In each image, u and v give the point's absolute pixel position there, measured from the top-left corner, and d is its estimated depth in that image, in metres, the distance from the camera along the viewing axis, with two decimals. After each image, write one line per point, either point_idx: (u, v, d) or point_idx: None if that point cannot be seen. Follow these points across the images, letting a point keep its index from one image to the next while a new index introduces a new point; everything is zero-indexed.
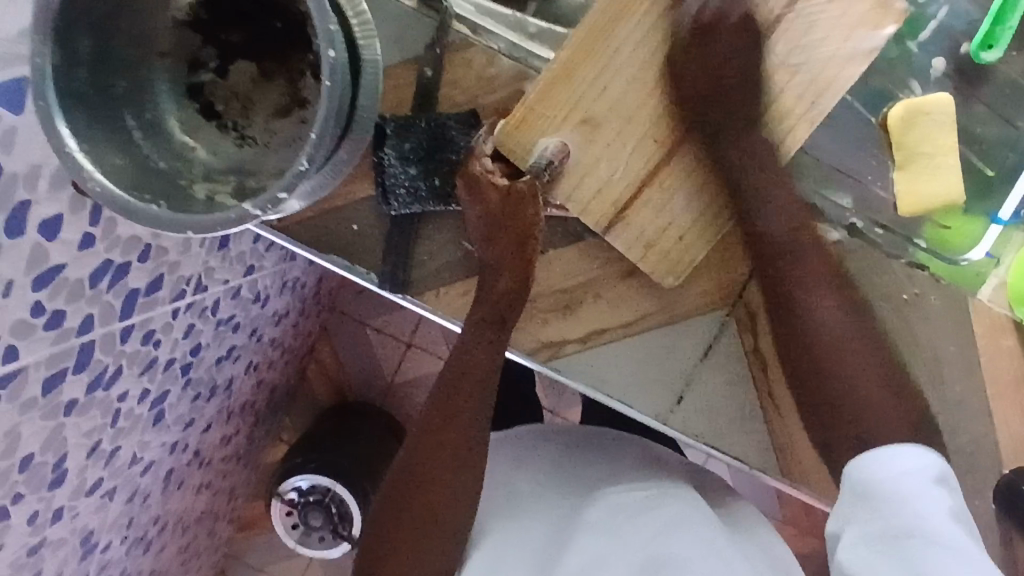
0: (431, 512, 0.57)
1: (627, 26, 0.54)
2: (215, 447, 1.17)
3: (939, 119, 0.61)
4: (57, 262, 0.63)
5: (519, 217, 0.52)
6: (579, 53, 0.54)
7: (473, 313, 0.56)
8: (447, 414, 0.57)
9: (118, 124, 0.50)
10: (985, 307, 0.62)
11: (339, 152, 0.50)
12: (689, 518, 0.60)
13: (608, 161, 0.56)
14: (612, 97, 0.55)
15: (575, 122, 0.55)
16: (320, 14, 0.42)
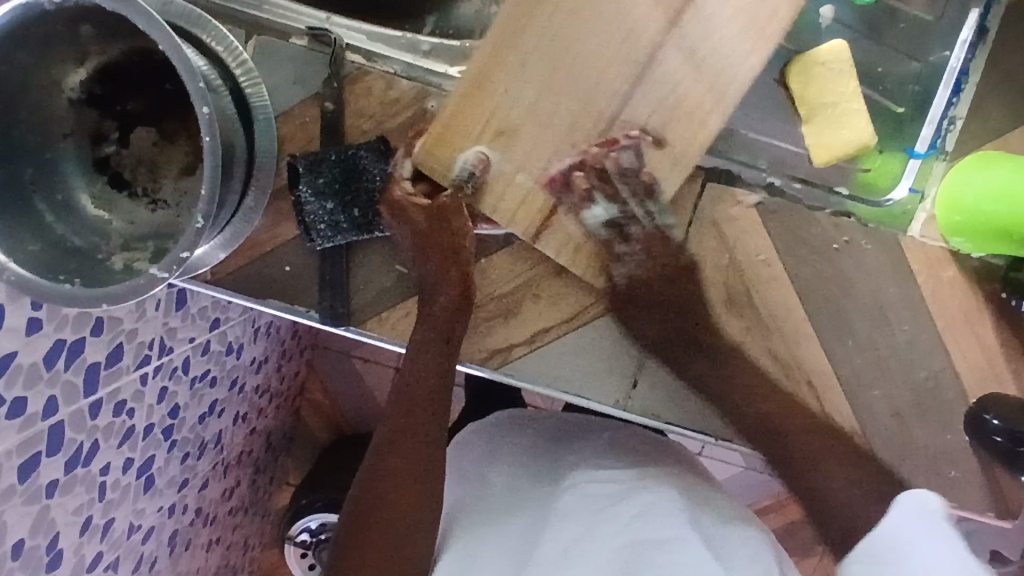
0: (400, 509, 0.56)
1: (530, 36, 0.55)
2: (217, 503, 1.18)
3: (840, 68, 0.59)
4: (8, 350, 0.64)
5: (447, 227, 0.57)
6: (487, 63, 0.55)
7: (416, 332, 0.59)
8: (409, 416, 0.58)
9: (29, 209, 0.50)
10: (917, 244, 0.61)
11: (246, 199, 0.60)
12: (660, 502, 0.59)
13: (527, 164, 0.57)
14: (525, 103, 0.56)
15: (491, 134, 0.56)
16: (189, 74, 0.43)
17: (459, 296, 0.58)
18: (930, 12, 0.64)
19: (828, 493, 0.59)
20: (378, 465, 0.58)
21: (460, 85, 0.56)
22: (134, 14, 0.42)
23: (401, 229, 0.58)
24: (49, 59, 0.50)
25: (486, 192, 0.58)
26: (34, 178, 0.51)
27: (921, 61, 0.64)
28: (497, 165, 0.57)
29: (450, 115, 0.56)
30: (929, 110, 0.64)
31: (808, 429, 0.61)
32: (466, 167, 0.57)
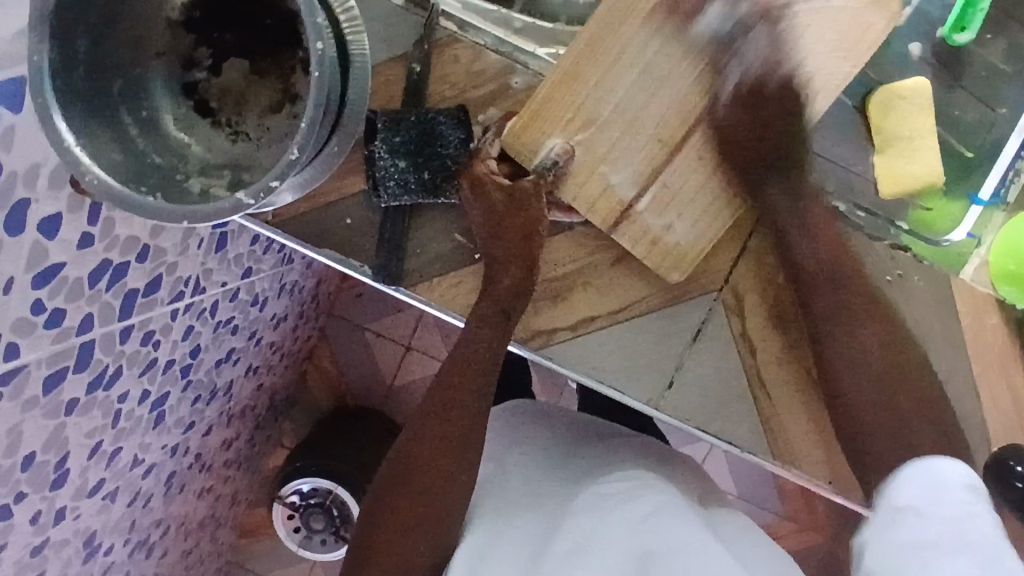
0: (434, 486, 0.57)
1: (631, 26, 0.54)
2: (215, 452, 1.18)
3: (918, 103, 0.61)
4: (58, 260, 0.64)
5: (524, 212, 0.57)
6: (585, 46, 0.55)
7: (477, 306, 0.59)
8: (452, 393, 0.59)
9: (116, 120, 0.51)
10: (966, 285, 0.63)
11: (331, 143, 0.55)
12: (673, 507, 0.60)
13: (609, 151, 0.57)
14: (619, 96, 0.55)
15: (578, 123, 0.56)
16: (308, 9, 0.44)
17: (525, 277, 0.57)
18: (1009, 63, 0.66)
19: (879, 439, 0.58)
20: (416, 436, 0.59)
21: (558, 67, 0.56)
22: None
23: (476, 206, 0.58)
24: None
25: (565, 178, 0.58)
26: (122, 92, 0.52)
27: (994, 109, 0.65)
28: (578, 155, 0.57)
29: (541, 99, 0.56)
30: (998, 159, 0.65)
31: (878, 374, 0.59)
32: (551, 151, 0.56)
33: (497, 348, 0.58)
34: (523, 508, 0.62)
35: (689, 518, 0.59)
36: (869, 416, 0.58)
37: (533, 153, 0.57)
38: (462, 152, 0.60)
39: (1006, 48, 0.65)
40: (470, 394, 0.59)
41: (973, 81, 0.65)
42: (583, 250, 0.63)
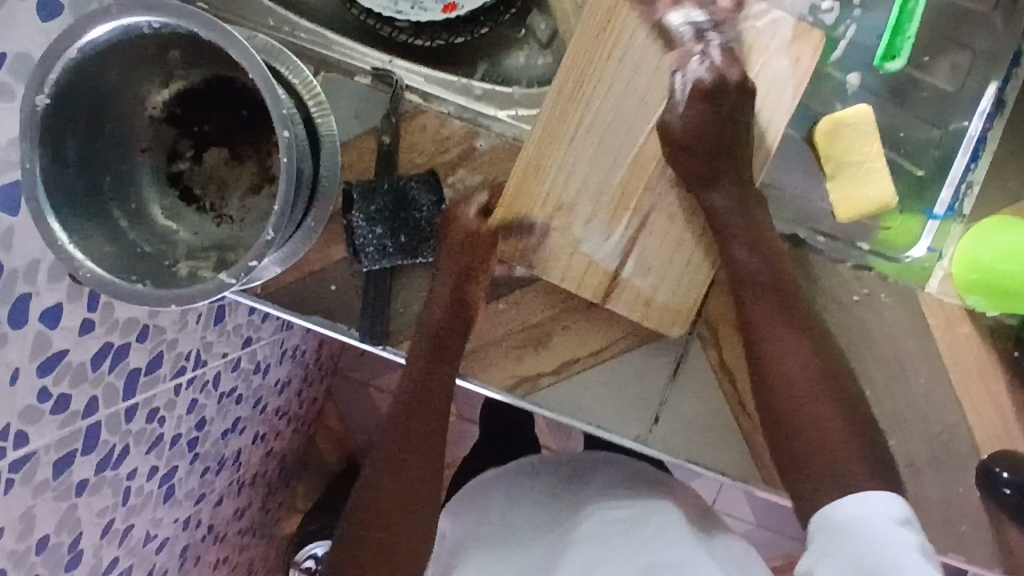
0: (401, 519, 0.58)
1: (587, 109, 0.58)
2: (228, 521, 1.19)
3: (863, 128, 0.62)
4: (61, 347, 0.67)
5: (472, 257, 0.61)
6: (547, 128, 0.58)
7: (428, 332, 0.62)
8: (413, 422, 0.61)
9: (105, 214, 0.54)
10: (934, 300, 0.64)
11: (308, 220, 0.59)
12: (669, 530, 0.62)
13: (582, 229, 0.60)
14: (580, 174, 0.59)
15: (552, 209, 0.60)
16: (274, 100, 0.48)
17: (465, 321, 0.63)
18: (950, 87, 0.66)
19: (811, 423, 0.55)
20: (378, 477, 0.60)
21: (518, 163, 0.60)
22: (230, 43, 0.48)
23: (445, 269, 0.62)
24: (136, 79, 0.55)
25: (548, 262, 0.61)
26: (110, 187, 0.56)
27: (942, 129, 0.66)
28: (558, 241, 0.60)
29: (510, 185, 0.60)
30: (949, 172, 0.66)
31: (798, 376, 0.56)
32: (534, 243, 0.61)
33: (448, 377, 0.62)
34: (519, 547, 0.64)
35: (685, 539, 0.61)
36: (811, 409, 0.55)
37: (515, 251, 0.61)
38: (436, 214, 0.63)
39: (948, 69, 0.66)
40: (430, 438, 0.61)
41: (919, 103, 0.66)
42: (547, 307, 0.66)
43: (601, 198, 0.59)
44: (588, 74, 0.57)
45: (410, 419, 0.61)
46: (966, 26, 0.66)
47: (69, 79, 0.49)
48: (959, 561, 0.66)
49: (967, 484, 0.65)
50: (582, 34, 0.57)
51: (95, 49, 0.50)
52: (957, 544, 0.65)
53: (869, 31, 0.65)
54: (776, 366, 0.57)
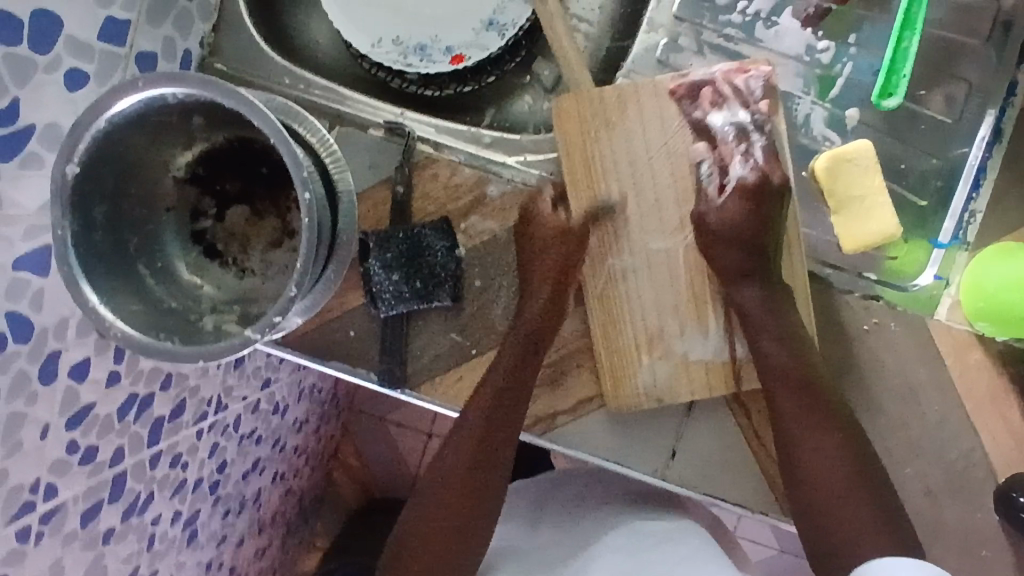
0: (451, 557, 0.60)
1: (631, 229, 0.63)
2: (249, 561, 1.19)
3: (864, 162, 0.63)
4: (89, 400, 0.69)
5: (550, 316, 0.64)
6: (599, 281, 0.64)
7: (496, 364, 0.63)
8: (488, 445, 0.63)
9: (133, 274, 0.57)
10: (944, 327, 0.65)
11: (328, 271, 0.60)
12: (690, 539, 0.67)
13: (681, 343, 0.64)
14: (654, 295, 0.64)
15: (646, 346, 0.64)
16: (295, 166, 0.50)
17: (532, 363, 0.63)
18: (949, 115, 0.67)
19: (841, 510, 0.58)
20: (430, 514, 0.62)
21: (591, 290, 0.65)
22: (250, 110, 0.50)
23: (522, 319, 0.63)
24: (160, 145, 0.57)
25: (664, 367, 0.64)
26: (137, 247, 0.58)
27: (941, 158, 0.66)
28: (669, 369, 0.64)
29: (556, 287, 0.64)
30: (951, 204, 0.66)
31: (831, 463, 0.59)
32: (650, 382, 0.64)
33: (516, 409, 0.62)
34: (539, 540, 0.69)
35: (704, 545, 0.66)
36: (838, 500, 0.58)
37: (639, 397, 0.64)
38: (450, 259, 0.65)
39: (944, 100, 0.67)
40: (486, 485, 0.63)
41: (914, 135, 0.66)
42: (596, 387, 0.67)
43: (677, 308, 0.64)
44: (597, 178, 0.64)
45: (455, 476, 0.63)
46: (958, 57, 0.67)
47: (98, 146, 0.52)
48: None
49: (986, 510, 0.65)
50: (574, 195, 0.64)
51: (122, 118, 0.52)
52: (978, 569, 0.65)
53: (865, 68, 0.65)
54: (811, 447, 0.60)
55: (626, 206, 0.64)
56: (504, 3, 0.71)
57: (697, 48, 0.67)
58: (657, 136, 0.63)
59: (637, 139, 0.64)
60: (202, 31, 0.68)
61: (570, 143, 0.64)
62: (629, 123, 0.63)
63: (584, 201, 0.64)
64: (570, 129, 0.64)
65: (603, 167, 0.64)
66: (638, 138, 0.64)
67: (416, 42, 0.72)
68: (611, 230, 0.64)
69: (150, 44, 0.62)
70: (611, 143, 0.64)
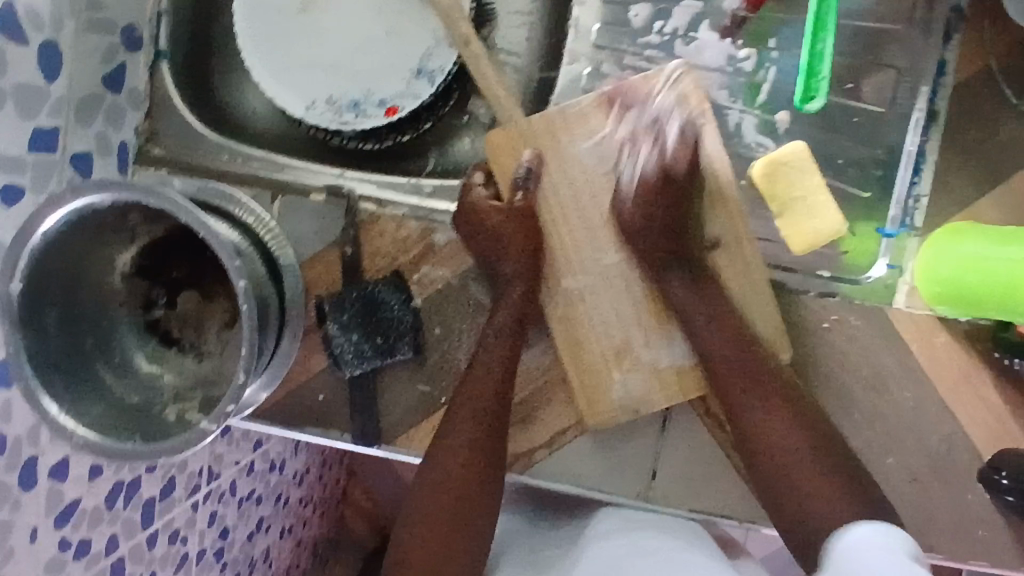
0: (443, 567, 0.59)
1: (576, 251, 0.64)
2: None
3: (801, 164, 0.63)
4: (73, 497, 0.69)
5: (506, 336, 0.63)
6: (556, 305, 0.64)
7: (460, 392, 0.63)
8: (472, 466, 0.61)
9: (92, 375, 0.57)
10: (904, 314, 0.65)
11: (269, 340, 0.60)
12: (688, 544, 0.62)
13: (648, 352, 0.64)
14: (611, 312, 0.64)
15: (615, 360, 0.64)
16: (229, 255, 0.51)
17: (502, 382, 0.62)
18: (881, 105, 0.67)
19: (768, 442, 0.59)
20: (414, 537, 0.60)
21: (551, 316, 0.65)
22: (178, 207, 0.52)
23: (488, 342, 0.63)
24: (102, 245, 0.59)
25: (639, 380, 0.64)
26: (94, 346, 0.58)
27: (878, 148, 0.67)
28: (642, 379, 0.64)
29: (524, 319, 0.64)
30: (895, 190, 0.67)
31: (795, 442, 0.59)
32: (626, 396, 0.64)
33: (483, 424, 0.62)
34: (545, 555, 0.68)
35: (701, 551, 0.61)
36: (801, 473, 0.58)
37: (616, 411, 0.64)
38: (406, 311, 0.66)
39: (874, 90, 0.67)
40: (473, 514, 0.61)
41: (849, 129, 0.68)
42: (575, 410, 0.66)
43: (639, 318, 0.64)
44: (539, 206, 0.64)
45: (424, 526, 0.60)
46: (883, 45, 0.67)
47: (38, 260, 0.52)
48: (986, 568, 0.64)
49: (976, 490, 0.64)
50: (519, 216, 0.63)
51: (56, 230, 0.53)
52: (979, 552, 0.64)
53: (790, 71, 0.66)
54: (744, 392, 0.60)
55: (573, 227, 0.64)
56: (429, 50, 0.72)
57: (620, 74, 0.69)
58: (588, 166, 0.64)
59: (572, 162, 0.64)
60: (135, 120, 0.70)
61: (503, 176, 0.65)
62: (559, 148, 0.63)
63: (529, 230, 0.64)
64: (503, 162, 0.65)
65: (542, 192, 0.64)
66: (574, 161, 0.64)
67: (350, 98, 0.72)
68: (562, 253, 0.65)
69: (83, 144, 0.64)
70: (547, 169, 0.64)
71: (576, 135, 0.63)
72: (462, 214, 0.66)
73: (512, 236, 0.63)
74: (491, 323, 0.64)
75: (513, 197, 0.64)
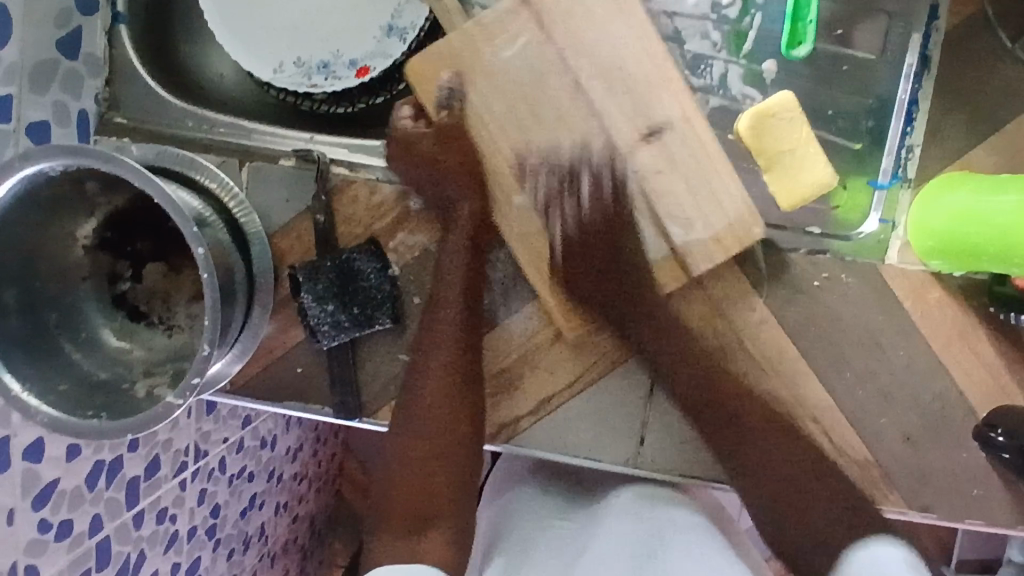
0: (420, 507, 0.62)
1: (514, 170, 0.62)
2: None
3: (789, 116, 0.61)
4: (51, 478, 0.66)
5: (464, 263, 0.63)
6: (517, 219, 0.63)
7: (416, 337, 0.64)
8: (435, 412, 0.63)
9: (57, 351, 0.55)
10: (896, 269, 0.63)
11: (236, 314, 0.58)
12: (679, 524, 0.60)
13: (602, 263, 0.65)
14: (567, 227, 0.64)
15: (566, 273, 0.65)
16: (184, 221, 0.50)
17: (463, 305, 0.63)
18: (872, 51, 0.66)
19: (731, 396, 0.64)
20: (391, 485, 0.64)
21: (518, 258, 0.63)
22: (125, 169, 0.49)
23: (450, 263, 0.63)
24: (60, 218, 0.56)
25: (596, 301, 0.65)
26: (58, 322, 0.56)
27: (872, 96, 0.66)
28: (597, 288, 0.65)
29: (478, 241, 0.64)
30: (887, 142, 0.66)
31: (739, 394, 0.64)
32: (580, 304, 0.65)
33: (440, 367, 0.63)
34: (555, 520, 0.64)
35: (689, 526, 0.60)
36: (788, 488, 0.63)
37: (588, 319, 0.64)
38: (384, 279, 0.63)
39: (868, 35, 0.66)
40: (444, 461, 0.64)
41: (842, 78, 0.66)
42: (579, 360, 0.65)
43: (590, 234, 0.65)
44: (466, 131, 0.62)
45: (397, 480, 0.64)
46: None
47: None
48: (981, 526, 0.63)
49: (971, 448, 0.63)
50: (449, 136, 0.62)
51: (8, 201, 0.51)
52: (973, 510, 0.63)
53: (775, 16, 0.65)
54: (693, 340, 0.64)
55: (514, 146, 0.62)
56: (401, 5, 0.68)
57: None
58: (518, 75, 0.61)
59: (495, 73, 0.61)
60: (95, 88, 0.67)
61: (427, 100, 0.62)
62: (483, 63, 0.61)
63: (471, 153, 0.62)
64: (424, 88, 0.62)
65: (469, 112, 0.61)
66: (497, 72, 0.61)
67: (318, 60, 0.70)
68: (503, 171, 0.62)
69: (40, 114, 0.60)
70: (473, 83, 0.61)
71: (497, 46, 0.60)
72: (394, 146, 0.64)
73: (449, 161, 0.62)
74: (446, 247, 0.63)
75: (439, 117, 0.62)
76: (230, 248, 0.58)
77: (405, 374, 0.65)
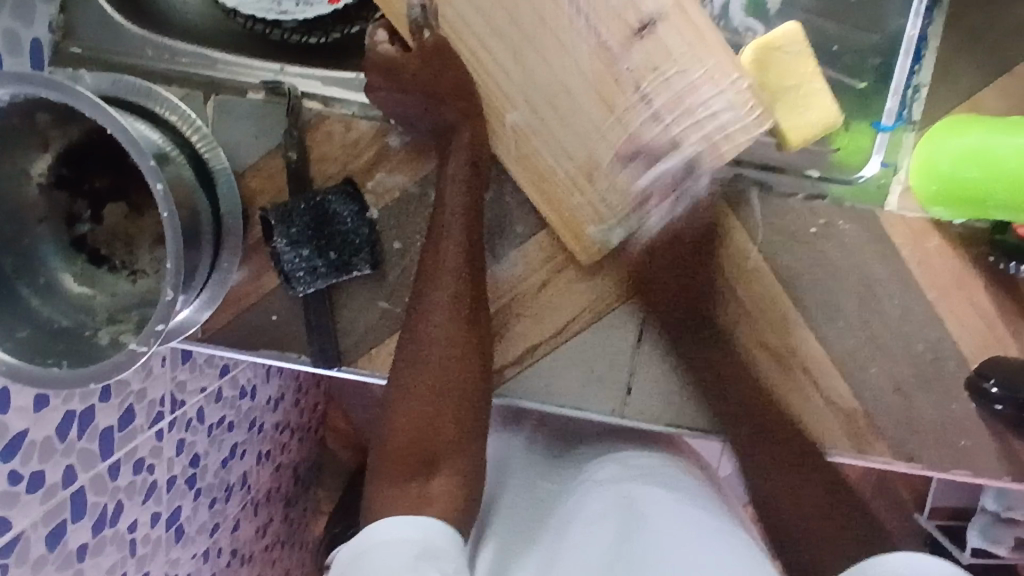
0: (428, 451, 0.55)
1: (507, 86, 0.55)
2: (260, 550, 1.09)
3: (794, 49, 0.57)
4: (19, 429, 0.64)
5: (469, 190, 0.58)
6: (510, 141, 0.58)
7: (422, 267, 0.59)
8: (447, 343, 0.57)
9: (14, 299, 0.52)
10: (895, 217, 0.61)
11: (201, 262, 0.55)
12: (676, 487, 0.58)
13: (618, 184, 0.56)
14: (570, 147, 0.56)
15: (585, 181, 0.57)
16: (138, 152, 0.46)
17: (467, 233, 0.58)
18: None
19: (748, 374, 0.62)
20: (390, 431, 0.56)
21: (527, 185, 0.59)
22: (71, 96, 0.45)
23: (451, 191, 0.58)
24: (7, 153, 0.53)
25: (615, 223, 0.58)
26: (14, 268, 0.53)
27: (880, 32, 0.63)
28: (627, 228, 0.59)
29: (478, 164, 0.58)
30: (892, 79, 0.63)
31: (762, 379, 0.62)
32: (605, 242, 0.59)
33: (450, 295, 0.58)
34: (547, 485, 0.62)
35: (682, 488, 0.59)
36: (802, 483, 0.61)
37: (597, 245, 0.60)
38: (361, 222, 0.60)
39: None
40: (457, 399, 0.57)
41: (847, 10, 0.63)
42: (577, 297, 0.62)
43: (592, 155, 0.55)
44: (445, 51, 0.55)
45: (404, 419, 0.56)
46: None
47: None
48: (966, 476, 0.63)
49: (962, 399, 0.62)
50: (428, 52, 0.56)
51: None
52: (960, 460, 0.62)
53: None
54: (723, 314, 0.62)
55: (499, 58, 0.55)
56: None
57: None
58: None
59: None
60: (49, 14, 0.62)
61: (399, 21, 0.57)
62: None
63: (455, 73, 0.56)
64: (395, 7, 0.57)
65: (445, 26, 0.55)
66: None
67: None
68: (492, 89, 0.56)
69: None
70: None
71: None
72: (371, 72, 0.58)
73: (437, 77, 0.56)
74: (444, 175, 0.59)
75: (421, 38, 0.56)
76: (191, 181, 0.54)
77: (414, 306, 0.59)
